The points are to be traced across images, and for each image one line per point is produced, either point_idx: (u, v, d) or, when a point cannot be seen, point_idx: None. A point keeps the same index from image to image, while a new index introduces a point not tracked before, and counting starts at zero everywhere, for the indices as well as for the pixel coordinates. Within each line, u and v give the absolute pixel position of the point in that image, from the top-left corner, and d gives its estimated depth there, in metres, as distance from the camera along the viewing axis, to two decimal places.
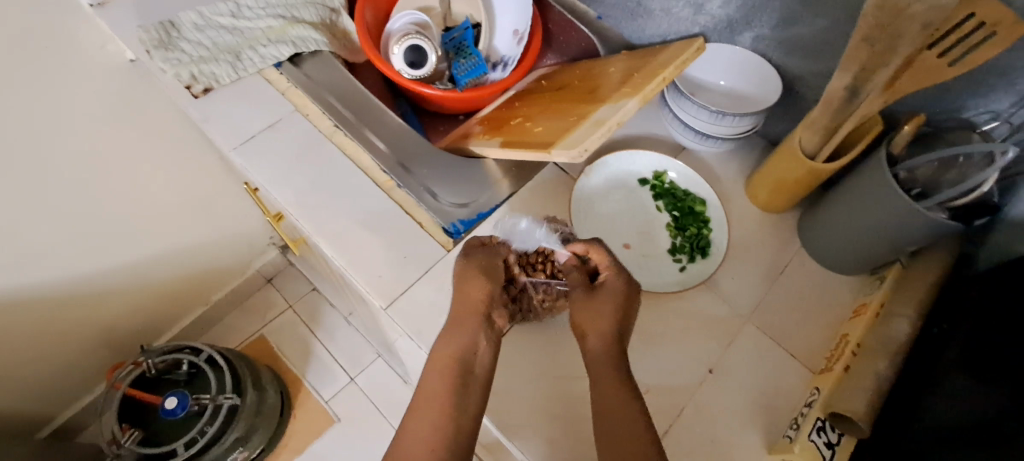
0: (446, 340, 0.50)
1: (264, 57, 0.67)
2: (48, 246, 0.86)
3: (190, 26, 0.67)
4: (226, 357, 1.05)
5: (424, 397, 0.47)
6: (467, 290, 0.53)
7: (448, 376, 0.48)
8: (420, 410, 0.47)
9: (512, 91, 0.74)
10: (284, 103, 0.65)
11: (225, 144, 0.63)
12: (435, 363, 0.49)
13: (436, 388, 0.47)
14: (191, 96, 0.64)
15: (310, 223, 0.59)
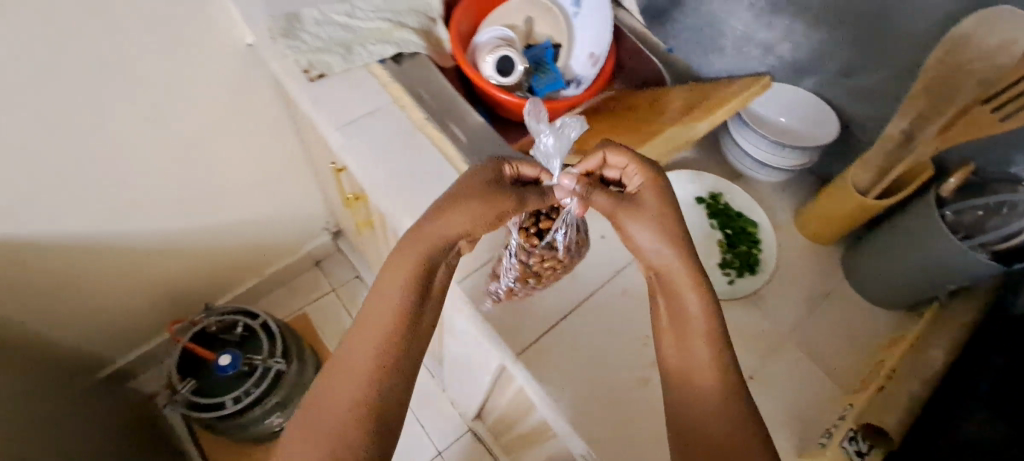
0: (400, 261, 0.52)
1: (371, 53, 0.75)
2: (147, 199, 0.96)
3: (311, 21, 0.77)
4: (279, 325, 1.12)
5: (371, 322, 0.51)
6: (451, 216, 0.52)
7: (400, 306, 0.51)
8: (365, 335, 0.51)
9: (579, 108, 0.81)
10: (384, 95, 0.73)
11: (330, 123, 0.71)
12: (389, 290, 0.52)
13: (386, 315, 0.51)
14: (306, 80, 0.73)
15: (399, 201, 0.66)
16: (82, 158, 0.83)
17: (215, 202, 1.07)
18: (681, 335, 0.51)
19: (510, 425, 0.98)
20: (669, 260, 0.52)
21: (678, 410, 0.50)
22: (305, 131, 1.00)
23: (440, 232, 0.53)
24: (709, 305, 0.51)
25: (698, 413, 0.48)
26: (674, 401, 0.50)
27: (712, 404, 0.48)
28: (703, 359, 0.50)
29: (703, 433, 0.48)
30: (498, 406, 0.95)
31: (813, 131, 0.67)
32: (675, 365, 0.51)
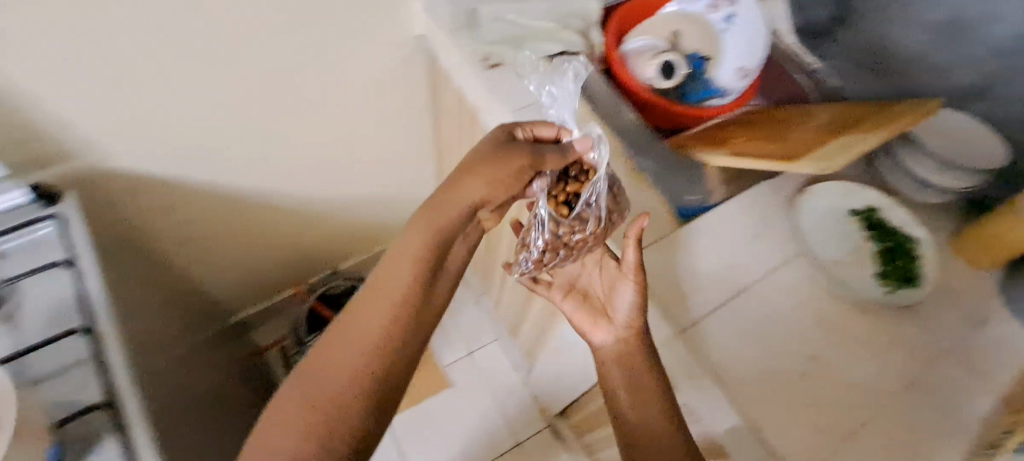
0: (415, 236, 0.65)
1: (540, 51, 0.81)
2: None
3: (487, 17, 0.84)
4: None
5: (387, 285, 0.63)
6: (456, 192, 0.66)
7: (416, 274, 0.64)
8: (378, 291, 0.63)
9: (722, 119, 0.85)
10: (550, 87, 0.80)
11: (507, 107, 0.78)
12: (401, 259, 0.64)
13: (399, 277, 0.63)
14: (485, 67, 0.80)
15: None
16: None
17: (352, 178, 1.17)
18: (631, 330, 0.67)
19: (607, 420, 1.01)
20: (627, 275, 0.64)
21: (630, 407, 0.67)
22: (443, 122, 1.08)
23: (433, 207, 0.66)
24: (641, 329, 0.66)
25: (632, 400, 0.66)
26: (630, 391, 0.66)
27: (628, 374, 0.67)
28: (636, 358, 0.66)
29: (637, 413, 0.66)
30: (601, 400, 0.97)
31: (986, 154, 0.73)
32: (615, 370, 0.69)
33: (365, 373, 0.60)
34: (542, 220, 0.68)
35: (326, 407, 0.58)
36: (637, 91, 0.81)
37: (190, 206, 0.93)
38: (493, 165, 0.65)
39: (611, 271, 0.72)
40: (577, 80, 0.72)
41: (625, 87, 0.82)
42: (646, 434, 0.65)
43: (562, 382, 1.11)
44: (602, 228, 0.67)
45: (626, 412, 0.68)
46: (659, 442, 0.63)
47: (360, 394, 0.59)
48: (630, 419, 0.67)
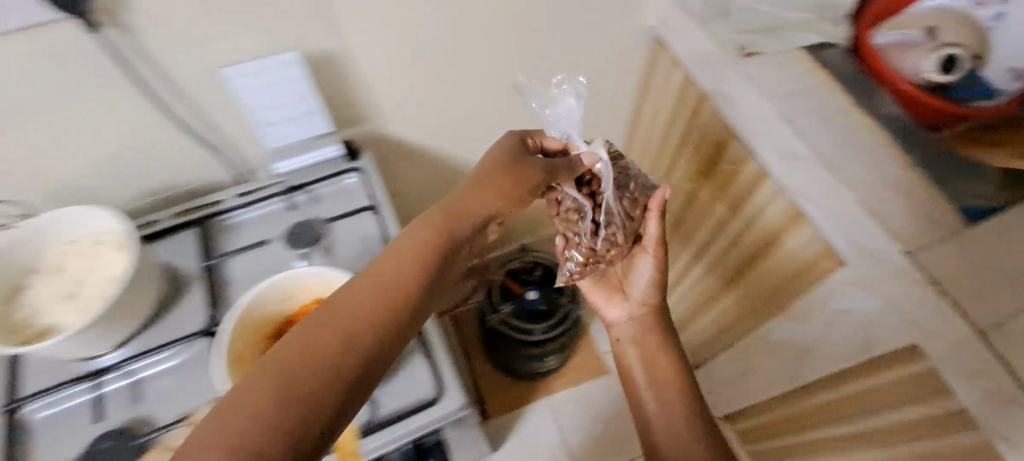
0: (438, 219, 0.60)
1: (799, 41, 0.81)
2: None
3: (741, 8, 0.85)
4: None
5: (400, 260, 0.55)
6: (474, 195, 0.62)
7: (430, 246, 0.57)
8: (395, 262, 0.55)
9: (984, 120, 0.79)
10: (810, 80, 0.78)
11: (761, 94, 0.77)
12: (415, 238, 0.57)
13: (416, 251, 0.56)
14: (742, 56, 0.80)
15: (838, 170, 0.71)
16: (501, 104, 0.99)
17: None
18: (644, 309, 0.84)
19: (808, 425, 0.98)
20: (648, 250, 0.79)
21: (647, 371, 0.79)
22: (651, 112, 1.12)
23: (472, 193, 0.62)
24: (660, 282, 0.81)
25: (649, 372, 0.79)
26: (634, 350, 0.82)
27: (643, 348, 0.81)
28: (654, 328, 0.82)
29: (654, 372, 0.79)
30: (808, 401, 0.95)
31: None
32: (633, 337, 0.82)
33: (361, 335, 0.49)
34: (583, 234, 0.76)
35: (312, 362, 0.46)
36: (895, 84, 0.80)
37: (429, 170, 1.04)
38: (507, 175, 0.64)
39: (646, 257, 0.80)
40: (578, 100, 0.71)
41: (883, 81, 0.81)
42: (660, 384, 0.78)
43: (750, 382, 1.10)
44: (625, 234, 0.76)
45: (642, 375, 0.79)
46: (669, 398, 0.76)
47: (361, 351, 0.48)
48: (639, 375, 0.80)
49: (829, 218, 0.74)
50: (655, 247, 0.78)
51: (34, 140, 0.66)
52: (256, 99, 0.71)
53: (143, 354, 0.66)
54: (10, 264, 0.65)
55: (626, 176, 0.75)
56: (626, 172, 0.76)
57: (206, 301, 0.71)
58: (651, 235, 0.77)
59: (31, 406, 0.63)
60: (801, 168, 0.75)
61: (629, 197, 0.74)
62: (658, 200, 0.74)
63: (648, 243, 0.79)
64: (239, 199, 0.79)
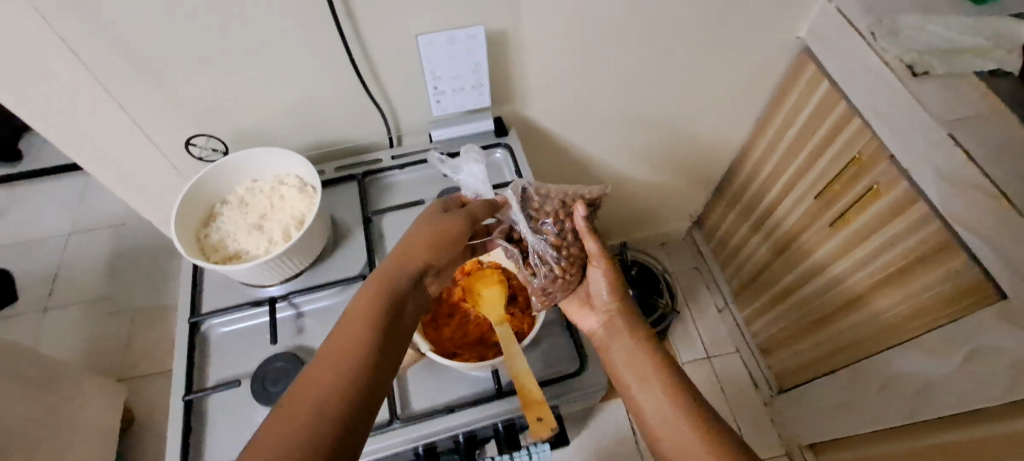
0: (372, 283, 0.59)
1: (973, 65, 0.78)
2: (636, 145, 1.13)
3: (909, 26, 0.83)
4: (670, 282, 1.25)
5: (349, 330, 0.55)
6: (404, 255, 0.61)
7: (375, 306, 0.57)
8: (345, 331, 0.55)
9: None
10: (984, 103, 0.75)
11: (930, 115, 0.74)
12: (358, 306, 0.57)
13: (359, 317, 0.56)
14: (912, 73, 0.78)
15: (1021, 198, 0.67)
16: (638, 101, 1.01)
17: (661, 164, 1.23)
18: (614, 312, 0.65)
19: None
20: (599, 265, 0.64)
21: (634, 381, 0.60)
22: (782, 126, 1.10)
23: (405, 253, 0.61)
24: (620, 284, 0.65)
25: (639, 377, 0.60)
26: (616, 355, 0.63)
27: (626, 351, 0.62)
28: (629, 329, 0.64)
29: (642, 380, 0.60)
30: (923, 440, 0.92)
31: None
32: (613, 340, 0.63)
33: (339, 398, 0.51)
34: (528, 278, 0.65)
35: (312, 405, 0.50)
36: None
37: (559, 156, 1.09)
38: (436, 232, 0.62)
39: (599, 275, 0.65)
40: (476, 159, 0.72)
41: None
42: (651, 392, 0.59)
43: (849, 413, 1.07)
44: (568, 267, 0.64)
45: (629, 385, 0.60)
46: (665, 410, 0.57)
47: (341, 410, 0.50)
48: (629, 381, 0.60)
49: (991, 250, 0.71)
50: (599, 260, 0.64)
51: (244, 83, 0.73)
52: (439, 68, 0.77)
53: (308, 289, 0.71)
54: (210, 191, 0.73)
55: (545, 197, 0.66)
56: (541, 193, 0.66)
57: (364, 248, 0.76)
58: (593, 252, 0.63)
59: (214, 321, 0.70)
60: (966, 192, 0.72)
61: (549, 220, 0.64)
62: (579, 219, 0.62)
63: (592, 260, 0.64)
64: (396, 161, 0.85)
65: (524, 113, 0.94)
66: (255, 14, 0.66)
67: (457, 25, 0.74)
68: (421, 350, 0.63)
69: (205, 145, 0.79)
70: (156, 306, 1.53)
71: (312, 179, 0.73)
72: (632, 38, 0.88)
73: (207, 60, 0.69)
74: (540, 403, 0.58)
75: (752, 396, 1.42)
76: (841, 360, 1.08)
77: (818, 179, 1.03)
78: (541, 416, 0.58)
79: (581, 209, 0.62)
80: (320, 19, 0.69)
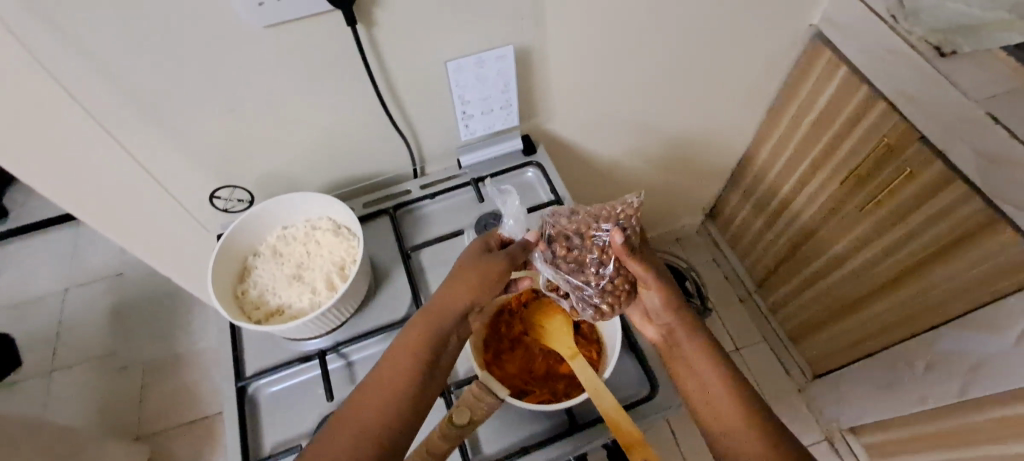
0: (418, 324, 0.59)
1: (999, 39, 0.77)
2: (653, 148, 1.11)
3: (929, 5, 0.81)
4: (697, 281, 1.23)
5: (391, 372, 0.57)
6: (447, 295, 0.60)
7: (418, 350, 0.58)
8: (388, 373, 0.57)
9: None
10: (1016, 78, 0.74)
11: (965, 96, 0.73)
12: (403, 347, 0.58)
13: (403, 360, 0.57)
14: (940, 54, 0.77)
15: None
16: (656, 104, 0.98)
17: (676, 164, 1.21)
18: (676, 327, 0.62)
19: (937, 443, 1.01)
20: (650, 287, 0.61)
21: (696, 395, 0.58)
22: (797, 117, 1.07)
23: (449, 293, 0.60)
24: (675, 300, 0.62)
25: (702, 393, 0.58)
26: (678, 368, 0.61)
27: (690, 365, 0.59)
28: (694, 342, 0.60)
29: (704, 395, 0.57)
30: (974, 417, 0.91)
31: None
32: (678, 352, 0.61)
33: (375, 442, 0.53)
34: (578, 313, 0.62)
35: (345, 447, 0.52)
36: None
37: (578, 166, 1.06)
38: (481, 269, 0.60)
39: (653, 297, 0.62)
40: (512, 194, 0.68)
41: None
42: (715, 409, 0.56)
43: (895, 393, 1.06)
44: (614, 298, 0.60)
45: (693, 398, 0.58)
46: (728, 428, 0.54)
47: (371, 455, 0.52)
48: (691, 395, 0.58)
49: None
50: (649, 282, 0.61)
51: (266, 129, 0.70)
52: (468, 92, 0.74)
53: (356, 338, 0.68)
54: (241, 244, 0.70)
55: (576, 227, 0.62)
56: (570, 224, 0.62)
57: (408, 287, 0.73)
58: (640, 275, 0.61)
59: (261, 382, 0.67)
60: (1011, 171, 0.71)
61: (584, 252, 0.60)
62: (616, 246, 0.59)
63: (642, 282, 0.61)
64: (425, 190, 0.83)
65: (545, 127, 0.91)
66: (271, 56, 0.62)
67: (482, 48, 0.71)
68: (500, 396, 0.57)
69: (230, 196, 0.75)
70: (166, 355, 1.47)
71: (346, 220, 0.70)
72: (650, 42, 0.85)
73: (230, 110, 0.66)
74: (640, 442, 0.53)
75: (787, 384, 1.41)
76: (880, 342, 1.07)
77: (842, 166, 1.01)
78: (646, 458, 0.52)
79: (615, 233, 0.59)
80: (343, 56, 0.65)
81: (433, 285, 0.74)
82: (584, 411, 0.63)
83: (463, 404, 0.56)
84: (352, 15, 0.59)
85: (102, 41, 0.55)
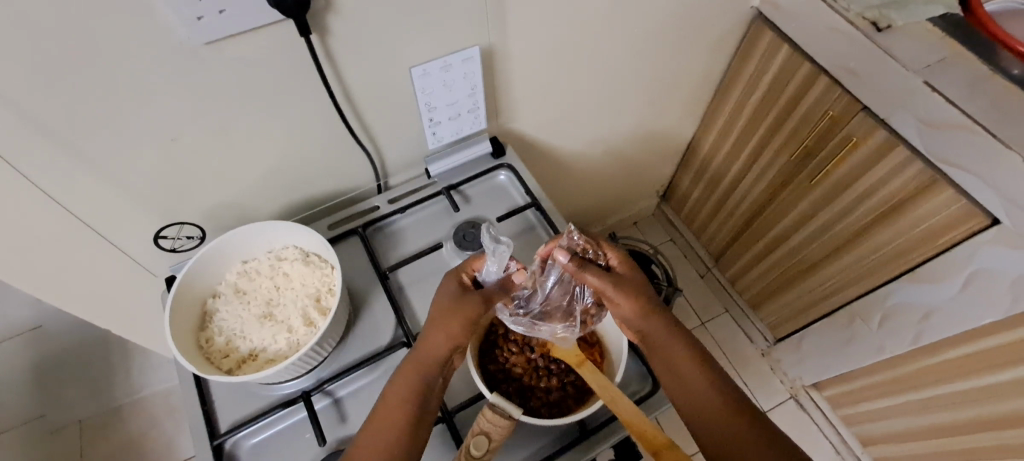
0: (403, 376, 0.56)
1: (924, 12, 0.82)
2: (612, 137, 1.10)
3: None
4: (661, 264, 1.24)
5: (380, 432, 0.53)
6: (429, 341, 0.57)
7: (407, 405, 0.54)
8: (379, 430, 0.53)
9: None
10: (944, 47, 0.79)
11: (904, 67, 0.77)
12: (391, 402, 0.54)
13: (391, 418, 0.53)
14: (877, 29, 0.81)
15: (1001, 130, 0.70)
16: (613, 93, 0.97)
17: (633, 150, 1.21)
18: (652, 330, 0.58)
19: (896, 390, 1.05)
20: (613, 299, 0.59)
21: (687, 403, 0.56)
22: (743, 95, 1.09)
23: (431, 337, 0.57)
24: (648, 307, 0.59)
25: (693, 401, 0.56)
26: (665, 374, 0.58)
27: (678, 372, 0.57)
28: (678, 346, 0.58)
29: (695, 406, 0.55)
30: (925, 360, 0.96)
31: None
32: (660, 358, 0.58)
33: None
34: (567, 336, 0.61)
35: None
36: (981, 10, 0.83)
37: (541, 161, 1.04)
38: (464, 311, 0.57)
39: (622, 310, 0.59)
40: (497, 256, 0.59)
41: (1001, 44, 0.79)
42: (708, 415, 0.54)
43: (853, 346, 1.11)
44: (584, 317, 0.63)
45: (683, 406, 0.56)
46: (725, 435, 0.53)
47: None
48: (682, 403, 0.56)
49: (979, 182, 0.74)
50: (609, 293, 0.59)
51: (214, 156, 0.63)
52: (434, 99, 0.71)
53: (341, 374, 0.63)
54: (197, 290, 0.65)
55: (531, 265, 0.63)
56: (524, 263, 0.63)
57: (390, 309, 0.69)
58: (602, 287, 0.59)
59: (238, 436, 0.61)
60: (945, 132, 0.75)
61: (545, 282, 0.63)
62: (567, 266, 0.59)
63: (603, 294, 0.59)
64: (395, 204, 0.78)
65: (507, 126, 0.88)
66: (203, 73, 0.55)
67: (442, 50, 0.67)
68: (514, 416, 0.55)
69: (177, 234, 0.69)
70: (104, 410, 1.32)
71: (313, 246, 0.67)
72: (605, 32, 0.83)
73: (166, 139, 0.58)
74: (667, 446, 0.52)
75: (751, 351, 1.45)
76: (833, 303, 1.10)
77: (790, 138, 1.02)
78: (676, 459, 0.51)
79: (560, 254, 0.60)
80: (296, 69, 0.59)
81: (416, 304, 0.70)
82: (592, 415, 0.61)
83: (479, 431, 0.55)
84: (304, 23, 0.53)
85: (7, 74, 0.47)
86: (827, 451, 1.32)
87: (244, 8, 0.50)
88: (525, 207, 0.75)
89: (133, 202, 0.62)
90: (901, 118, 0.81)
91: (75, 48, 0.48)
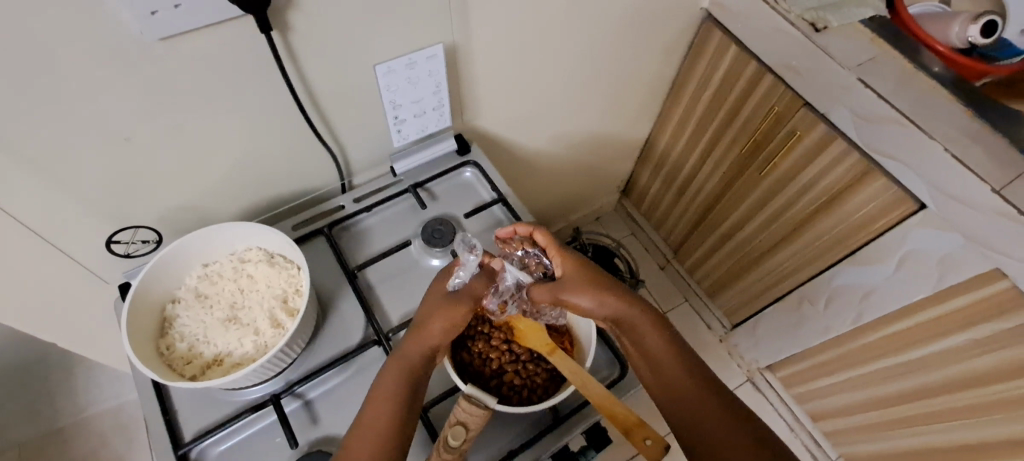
0: (386, 380, 0.56)
1: (857, 15, 0.87)
2: (572, 133, 1.13)
3: None
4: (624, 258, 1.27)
5: (373, 422, 0.54)
6: (421, 331, 0.58)
7: (390, 418, 0.54)
8: (371, 414, 0.54)
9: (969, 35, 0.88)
10: (876, 44, 0.84)
11: (841, 65, 0.83)
12: (382, 392, 0.56)
13: (380, 405, 0.55)
14: (814, 30, 0.85)
15: (927, 122, 0.77)
16: (571, 90, 0.99)
17: (593, 147, 1.24)
18: (622, 318, 0.60)
19: (842, 367, 1.13)
20: (571, 305, 0.61)
21: (656, 386, 0.58)
22: (697, 89, 1.13)
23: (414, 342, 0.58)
24: (608, 302, 0.60)
25: (665, 383, 0.58)
26: (637, 360, 0.60)
27: (648, 358, 0.59)
28: (647, 331, 0.60)
29: (663, 384, 0.58)
30: (867, 337, 1.03)
31: None
32: (630, 343, 0.60)
33: None
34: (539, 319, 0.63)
35: None
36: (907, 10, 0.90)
37: (503, 158, 1.05)
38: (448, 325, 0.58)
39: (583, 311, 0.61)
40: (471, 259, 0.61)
41: (923, 43, 0.86)
42: (680, 396, 0.57)
43: (803, 328, 1.18)
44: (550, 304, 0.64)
45: (654, 393, 0.59)
46: (692, 410, 0.56)
47: None
48: (652, 386, 0.59)
49: (907, 170, 0.81)
50: (563, 300, 0.60)
51: (169, 155, 0.60)
52: (399, 96, 0.71)
53: (311, 375, 0.62)
54: (154, 295, 0.62)
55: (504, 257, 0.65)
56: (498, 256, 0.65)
57: (360, 308, 0.69)
58: (549, 300, 0.61)
59: (204, 443, 0.59)
60: (878, 125, 0.81)
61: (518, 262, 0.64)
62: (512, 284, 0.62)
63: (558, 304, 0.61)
64: (360, 204, 0.78)
65: (470, 124, 0.88)
66: (155, 70, 0.53)
67: (405, 47, 0.67)
68: (490, 405, 0.56)
69: (132, 238, 0.66)
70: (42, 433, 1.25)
71: (278, 247, 0.66)
72: (561, 29, 0.84)
73: (118, 140, 0.56)
74: (637, 423, 0.56)
75: (709, 337, 1.51)
76: (784, 288, 1.17)
77: (739, 134, 1.08)
78: (647, 436, 0.56)
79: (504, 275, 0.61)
80: (256, 67, 0.58)
81: (386, 302, 0.70)
82: (564, 401, 0.63)
83: (457, 422, 0.56)
84: (265, 20, 0.53)
85: None
86: (781, 429, 1.40)
87: (201, 3, 0.49)
88: (491, 203, 0.76)
89: (81, 207, 0.59)
90: (839, 113, 0.87)
91: (16, 45, 0.45)
